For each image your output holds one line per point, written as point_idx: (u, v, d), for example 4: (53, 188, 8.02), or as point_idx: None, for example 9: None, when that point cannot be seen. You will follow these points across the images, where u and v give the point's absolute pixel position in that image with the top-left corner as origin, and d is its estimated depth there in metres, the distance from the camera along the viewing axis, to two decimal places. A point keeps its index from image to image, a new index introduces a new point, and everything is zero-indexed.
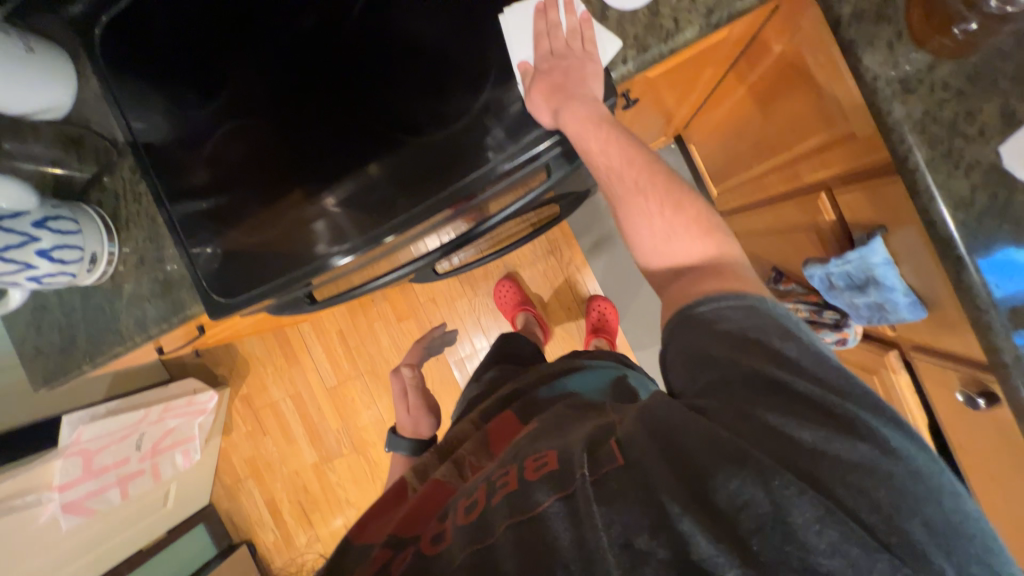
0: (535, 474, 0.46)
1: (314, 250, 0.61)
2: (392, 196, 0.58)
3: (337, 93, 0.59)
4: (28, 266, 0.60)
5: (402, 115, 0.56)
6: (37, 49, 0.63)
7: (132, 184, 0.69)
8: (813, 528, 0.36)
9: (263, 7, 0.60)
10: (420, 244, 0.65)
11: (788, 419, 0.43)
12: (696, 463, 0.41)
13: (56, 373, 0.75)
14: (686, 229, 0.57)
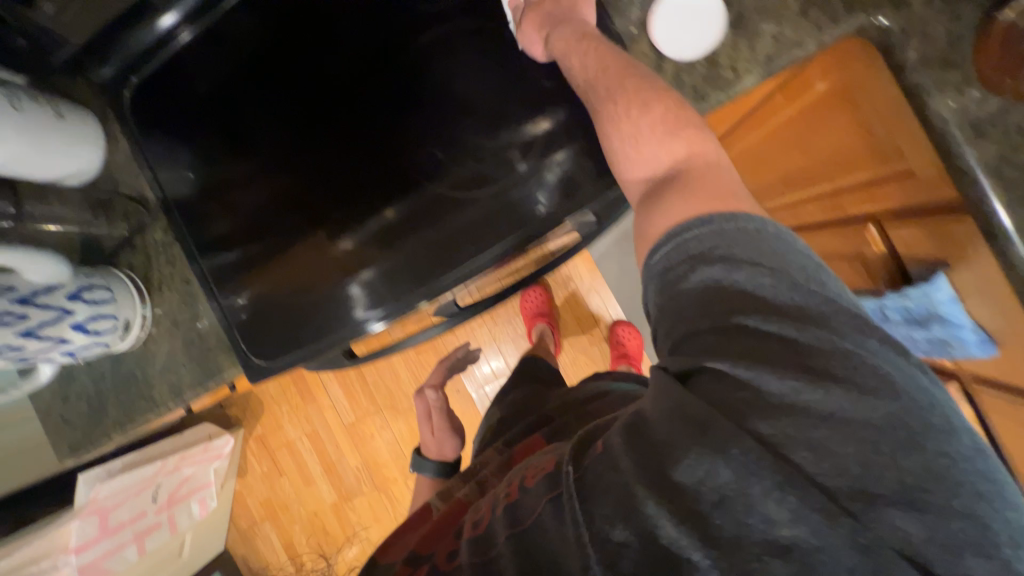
0: (533, 482, 0.46)
1: (353, 315, 0.62)
2: (438, 258, 0.60)
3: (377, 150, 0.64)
4: (62, 341, 0.57)
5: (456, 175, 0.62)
6: (66, 115, 0.62)
7: (163, 246, 0.68)
8: (774, 498, 0.32)
9: (305, 65, 0.64)
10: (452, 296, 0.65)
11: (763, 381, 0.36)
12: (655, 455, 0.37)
13: (82, 443, 0.72)
14: (655, 132, 0.46)
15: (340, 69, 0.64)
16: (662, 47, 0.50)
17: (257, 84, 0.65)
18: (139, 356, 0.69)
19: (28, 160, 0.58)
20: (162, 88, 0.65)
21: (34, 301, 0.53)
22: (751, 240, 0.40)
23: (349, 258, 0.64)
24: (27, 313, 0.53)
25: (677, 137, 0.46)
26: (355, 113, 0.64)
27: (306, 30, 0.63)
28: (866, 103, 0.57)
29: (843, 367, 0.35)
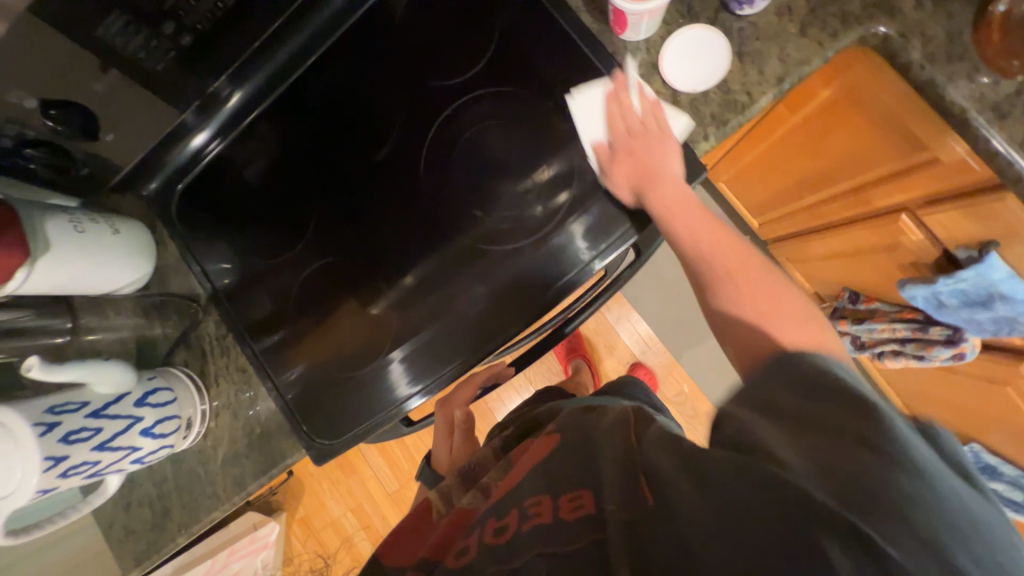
0: (569, 514, 0.41)
1: (395, 394, 0.63)
2: (472, 322, 0.61)
3: (403, 221, 0.64)
4: (133, 449, 0.57)
5: (482, 227, 0.62)
6: (122, 228, 0.66)
7: (218, 338, 0.70)
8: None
9: (334, 141, 0.65)
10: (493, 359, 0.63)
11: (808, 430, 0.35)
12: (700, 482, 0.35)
13: (147, 553, 0.70)
14: (743, 289, 0.46)
15: (375, 155, 0.65)
16: (676, 84, 0.53)
17: (291, 173, 0.67)
18: (199, 452, 0.69)
19: (85, 276, 0.61)
20: (199, 193, 0.68)
21: (105, 412, 0.54)
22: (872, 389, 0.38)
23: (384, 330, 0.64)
24: (102, 426, 0.54)
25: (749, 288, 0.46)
26: (391, 193, 0.64)
27: (332, 110, 0.65)
28: (874, 102, 0.59)
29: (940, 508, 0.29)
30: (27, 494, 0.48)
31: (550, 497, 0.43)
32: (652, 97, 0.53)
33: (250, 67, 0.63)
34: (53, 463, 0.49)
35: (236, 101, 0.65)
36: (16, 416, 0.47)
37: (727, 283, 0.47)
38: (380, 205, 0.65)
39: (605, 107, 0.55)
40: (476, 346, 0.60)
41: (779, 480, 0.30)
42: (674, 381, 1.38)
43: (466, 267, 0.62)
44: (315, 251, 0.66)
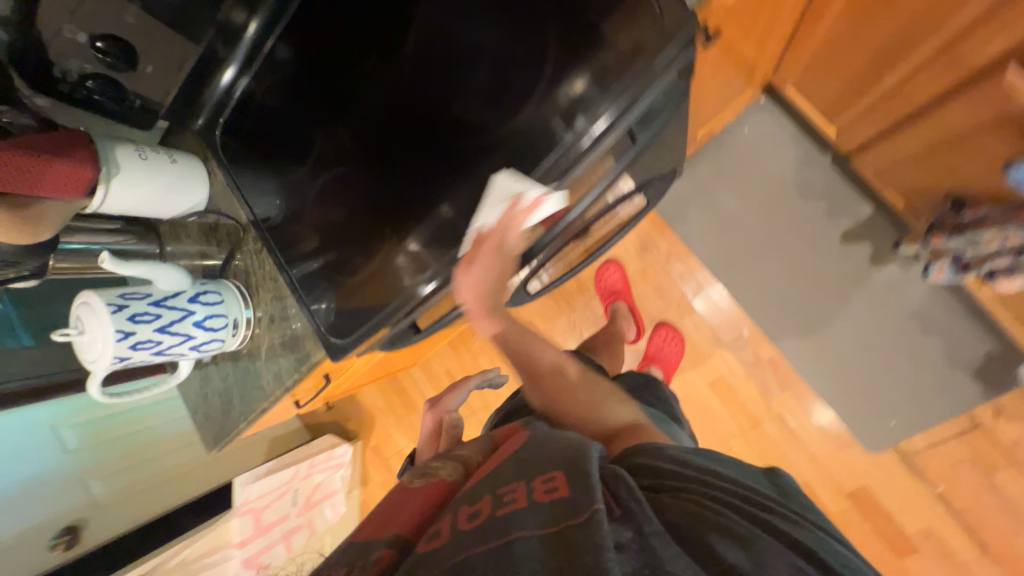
0: (542, 496, 0.44)
1: (401, 284, 0.65)
2: (472, 213, 0.60)
3: (411, 130, 0.65)
4: (188, 337, 0.68)
5: (468, 117, 0.61)
6: (179, 159, 0.77)
7: (256, 255, 0.80)
8: None
9: (338, 61, 0.69)
10: (499, 264, 0.63)
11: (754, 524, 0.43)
12: (685, 522, 0.42)
13: (221, 435, 0.86)
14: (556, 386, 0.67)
15: (367, 68, 0.68)
16: None
17: (306, 100, 0.72)
18: (250, 352, 0.82)
19: (150, 199, 0.73)
20: (237, 126, 0.76)
21: (165, 303, 0.66)
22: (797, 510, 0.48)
23: (418, 260, 0.64)
24: (161, 313, 0.65)
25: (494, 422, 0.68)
26: (386, 103, 0.67)
27: (334, 30, 0.69)
28: None
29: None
30: (108, 357, 0.61)
31: (523, 484, 0.46)
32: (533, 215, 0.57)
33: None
34: (124, 335, 0.61)
35: (253, 32, 0.72)
36: (97, 296, 0.61)
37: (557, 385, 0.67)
38: (387, 120, 0.66)
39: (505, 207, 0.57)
40: (472, 239, 0.60)
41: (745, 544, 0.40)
42: (734, 324, 1.23)
43: (463, 160, 0.61)
44: (336, 170, 0.70)
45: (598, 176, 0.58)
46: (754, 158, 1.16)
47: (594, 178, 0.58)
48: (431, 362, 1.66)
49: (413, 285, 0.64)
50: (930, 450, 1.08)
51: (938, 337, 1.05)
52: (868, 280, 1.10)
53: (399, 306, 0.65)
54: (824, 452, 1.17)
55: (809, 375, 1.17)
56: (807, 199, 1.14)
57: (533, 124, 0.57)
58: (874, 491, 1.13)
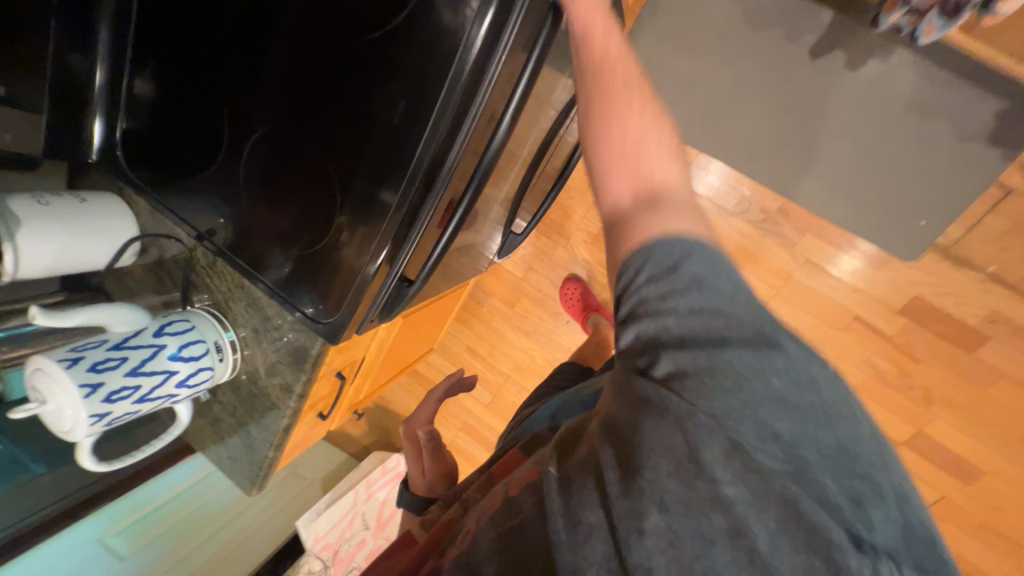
0: (513, 491, 0.52)
1: (351, 263, 0.62)
2: (396, 145, 0.54)
3: (304, 83, 0.57)
4: (170, 373, 0.61)
5: (356, 35, 0.52)
6: (90, 199, 0.69)
7: (214, 270, 0.73)
8: (722, 464, 0.41)
9: (199, 29, 0.60)
10: (442, 206, 0.58)
11: (716, 367, 0.44)
12: (628, 417, 0.45)
13: (255, 473, 0.80)
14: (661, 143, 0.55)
15: (230, 22, 0.58)
16: None
17: (189, 88, 0.64)
18: (248, 376, 0.75)
19: (73, 251, 0.65)
20: (134, 148, 0.71)
21: (127, 344, 0.58)
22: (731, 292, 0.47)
23: (354, 240, 0.61)
24: (126, 355, 0.57)
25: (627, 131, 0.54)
26: (276, 58, 0.57)
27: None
28: None
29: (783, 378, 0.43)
30: (84, 418, 0.54)
31: (501, 489, 0.54)
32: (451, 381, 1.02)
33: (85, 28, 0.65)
34: (91, 389, 0.54)
35: (103, 75, 0.68)
36: (46, 357, 0.53)
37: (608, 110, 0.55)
38: (280, 73, 0.58)
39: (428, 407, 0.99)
40: (404, 188, 0.56)
41: (673, 411, 0.43)
42: (734, 188, 1.21)
43: (380, 96, 0.53)
44: (250, 155, 0.63)
45: (517, 72, 0.53)
46: (694, 8, 1.06)
47: (516, 67, 0.53)
48: (448, 343, 1.60)
49: (363, 264, 0.61)
50: (970, 236, 1.03)
51: (942, 117, 0.98)
52: (849, 89, 1.02)
53: (359, 291, 0.63)
54: (864, 279, 1.13)
55: (823, 209, 1.12)
56: (765, 28, 1.03)
57: (429, 11, 0.48)
58: (926, 297, 1.09)
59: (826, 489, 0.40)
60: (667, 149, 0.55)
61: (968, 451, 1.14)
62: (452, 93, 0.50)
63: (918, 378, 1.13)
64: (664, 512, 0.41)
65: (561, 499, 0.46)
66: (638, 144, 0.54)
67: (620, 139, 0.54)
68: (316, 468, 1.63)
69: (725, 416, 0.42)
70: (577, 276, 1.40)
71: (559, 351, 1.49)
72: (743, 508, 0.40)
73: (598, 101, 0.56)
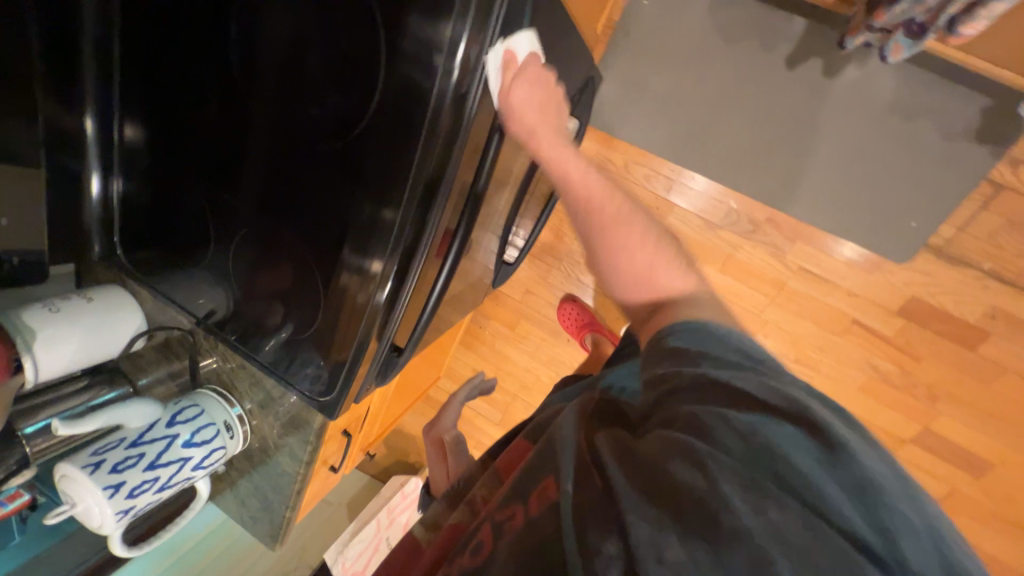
0: (537, 507, 0.47)
1: (358, 300, 0.63)
2: (383, 215, 0.58)
3: (286, 167, 0.61)
4: (185, 459, 0.65)
5: (328, 125, 0.56)
6: (96, 294, 0.73)
7: (216, 348, 0.77)
8: (746, 504, 0.38)
9: (186, 130, 0.65)
10: (430, 251, 0.61)
11: (733, 418, 0.43)
12: (654, 454, 0.44)
13: (276, 530, 0.85)
14: (664, 260, 0.66)
15: (213, 119, 0.62)
16: None
17: (182, 180, 0.68)
18: (259, 445, 0.79)
19: (88, 347, 0.70)
20: (137, 240, 0.76)
21: (143, 440, 0.63)
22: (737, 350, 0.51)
23: (358, 283, 0.62)
24: (143, 451, 0.62)
25: (634, 257, 0.66)
26: (257, 146, 0.61)
27: (167, 101, 0.64)
28: None
29: (813, 436, 0.42)
30: (110, 515, 0.58)
31: (518, 505, 0.50)
32: (472, 385, 1.09)
33: (66, 122, 0.69)
34: (115, 489, 0.59)
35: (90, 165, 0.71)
36: (71, 464, 0.58)
37: (609, 232, 0.66)
38: (263, 158, 0.61)
39: (451, 409, 1.06)
40: (396, 246, 0.59)
41: (694, 454, 0.41)
42: (720, 202, 1.17)
43: (359, 172, 0.57)
44: (245, 235, 0.67)
45: (482, 139, 0.57)
46: (666, 27, 1.07)
47: (482, 133, 0.57)
48: (455, 367, 1.64)
49: (371, 293, 0.62)
50: (963, 234, 1.01)
51: (925, 118, 0.97)
52: (829, 94, 1.01)
53: (369, 323, 0.64)
54: (859, 283, 1.12)
55: (813, 215, 1.10)
56: (737, 41, 1.04)
57: (393, 99, 0.52)
58: (923, 296, 1.08)
59: (853, 522, 0.37)
60: (671, 267, 0.66)
61: (976, 444, 1.13)
62: (425, 161, 0.54)
63: (921, 376, 1.13)
64: (686, 545, 0.36)
65: (576, 525, 0.41)
66: (648, 266, 0.65)
67: (629, 268, 0.66)
68: (341, 493, 1.71)
69: (748, 448, 0.41)
70: (574, 294, 1.42)
71: (563, 368, 1.51)
72: (766, 541, 0.35)
73: (598, 220, 0.66)
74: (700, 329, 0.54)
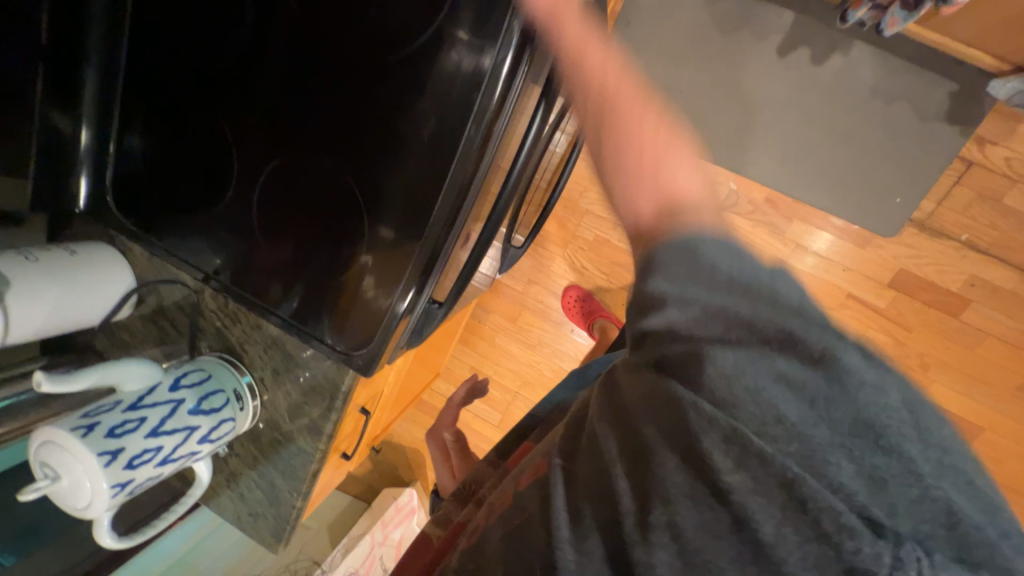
0: (525, 484, 0.48)
1: (378, 305, 0.59)
2: (430, 163, 0.53)
3: (316, 109, 0.55)
4: (191, 429, 0.56)
5: (372, 58, 0.51)
6: (81, 249, 0.64)
7: (223, 308, 0.68)
8: (720, 450, 0.34)
9: (195, 63, 0.57)
10: (462, 238, 0.58)
11: (715, 361, 0.34)
12: (637, 411, 0.39)
13: (280, 528, 0.75)
14: (677, 154, 0.42)
15: (232, 53, 0.55)
16: None
17: (186, 123, 0.60)
18: (266, 423, 0.70)
19: (71, 306, 0.60)
20: (122, 193, 0.66)
21: (143, 403, 0.53)
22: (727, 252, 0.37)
23: (381, 269, 0.58)
24: (144, 415, 0.52)
25: (637, 175, 0.42)
26: (282, 90, 0.55)
27: (175, 32, 0.57)
28: None
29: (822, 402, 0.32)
30: (105, 490, 0.48)
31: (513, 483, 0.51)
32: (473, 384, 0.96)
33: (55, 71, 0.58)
34: (111, 457, 0.49)
35: (87, 117, 0.62)
36: (57, 427, 0.47)
37: (613, 138, 0.43)
38: (291, 100, 0.55)
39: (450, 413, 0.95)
40: (431, 232, 0.55)
41: (675, 404, 0.36)
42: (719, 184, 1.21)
43: (405, 111, 0.52)
44: (258, 190, 0.60)
45: (532, 101, 0.53)
46: (666, 18, 1.13)
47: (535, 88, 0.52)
48: (451, 366, 1.56)
49: (390, 305, 0.59)
50: (941, 208, 1.10)
51: (902, 101, 1.06)
52: (818, 80, 1.09)
53: (387, 328, 0.59)
54: (851, 259, 1.18)
55: (807, 194, 1.16)
56: (733, 31, 1.11)
57: (450, 43, 0.48)
58: (910, 269, 1.15)
59: (838, 473, 0.32)
60: (683, 155, 0.42)
61: (965, 410, 1.19)
62: (467, 143, 0.51)
63: (912, 346, 1.19)
64: (669, 512, 0.36)
65: (564, 495, 0.43)
66: (655, 159, 0.42)
67: (638, 156, 0.42)
68: (322, 517, 1.55)
69: (731, 398, 0.34)
70: (577, 283, 1.41)
71: (566, 360, 1.48)
72: (746, 497, 0.34)
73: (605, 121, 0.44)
74: (694, 251, 0.37)
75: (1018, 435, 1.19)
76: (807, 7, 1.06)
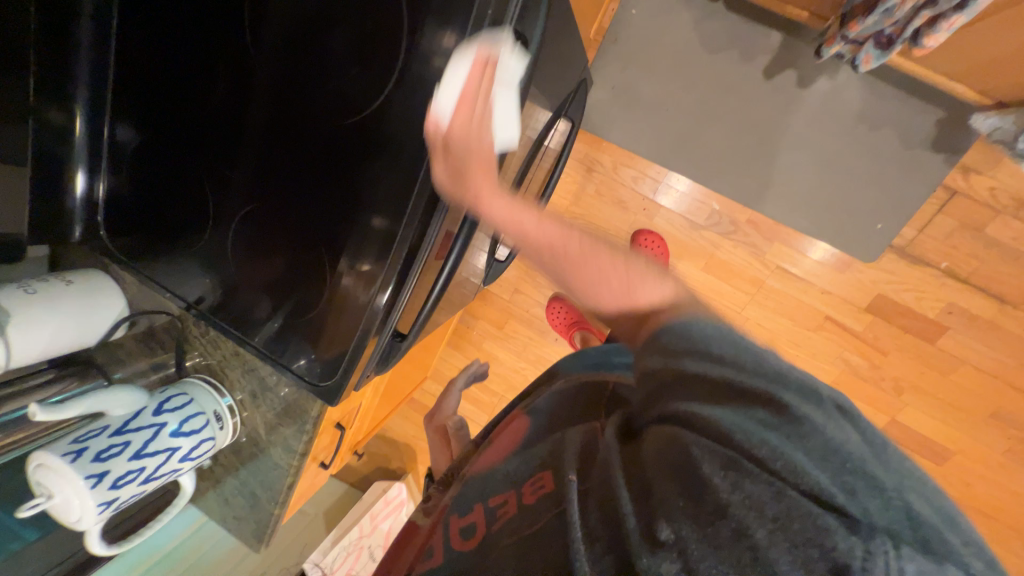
0: (532, 497, 0.48)
1: (358, 301, 0.61)
2: (390, 203, 0.55)
3: (284, 161, 0.59)
4: (173, 450, 0.62)
5: (335, 118, 0.55)
6: (76, 279, 0.69)
7: (206, 336, 0.74)
8: (719, 474, 0.34)
9: (177, 114, 0.61)
10: (426, 268, 0.60)
11: (711, 414, 0.37)
12: (646, 454, 0.40)
13: (261, 530, 0.82)
14: (645, 274, 0.52)
15: (210, 105, 0.59)
16: None
17: (170, 167, 0.65)
18: (248, 438, 0.76)
19: (68, 332, 0.66)
20: (113, 226, 0.71)
21: (129, 428, 0.59)
22: (713, 336, 0.41)
23: (359, 285, 0.60)
24: (129, 439, 0.59)
25: (607, 283, 0.52)
26: (255, 142, 0.59)
27: (159, 85, 0.61)
28: None
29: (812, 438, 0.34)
30: (92, 507, 0.55)
31: (514, 493, 0.50)
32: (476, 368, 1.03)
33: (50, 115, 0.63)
34: (98, 479, 0.55)
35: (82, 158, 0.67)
36: (49, 453, 0.54)
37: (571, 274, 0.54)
38: (262, 150, 0.59)
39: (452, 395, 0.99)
40: (396, 257, 0.57)
41: (675, 437, 0.38)
42: (703, 203, 1.22)
43: (363, 168, 0.55)
44: (235, 229, 0.64)
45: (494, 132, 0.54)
46: (654, 37, 1.13)
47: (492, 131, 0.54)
48: (440, 367, 1.62)
49: (370, 298, 0.60)
50: (923, 235, 1.10)
51: (888, 127, 1.06)
52: (804, 103, 1.09)
53: (369, 322, 0.61)
54: (831, 281, 1.19)
55: (790, 217, 1.16)
56: (720, 52, 1.10)
57: (404, 102, 0.51)
58: (888, 293, 1.15)
59: (818, 479, 0.32)
60: (649, 275, 0.52)
61: (938, 432, 1.21)
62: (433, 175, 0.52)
63: (888, 369, 1.20)
64: (675, 526, 0.34)
65: (584, 508, 0.41)
66: (625, 278, 0.52)
67: (603, 282, 0.52)
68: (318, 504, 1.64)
69: (728, 427, 0.36)
70: (562, 293, 1.44)
71: (551, 366, 1.52)
72: (739, 509, 0.33)
73: (559, 266, 0.55)
74: (693, 339, 0.41)
75: (988, 458, 1.21)
76: (794, 31, 1.05)
